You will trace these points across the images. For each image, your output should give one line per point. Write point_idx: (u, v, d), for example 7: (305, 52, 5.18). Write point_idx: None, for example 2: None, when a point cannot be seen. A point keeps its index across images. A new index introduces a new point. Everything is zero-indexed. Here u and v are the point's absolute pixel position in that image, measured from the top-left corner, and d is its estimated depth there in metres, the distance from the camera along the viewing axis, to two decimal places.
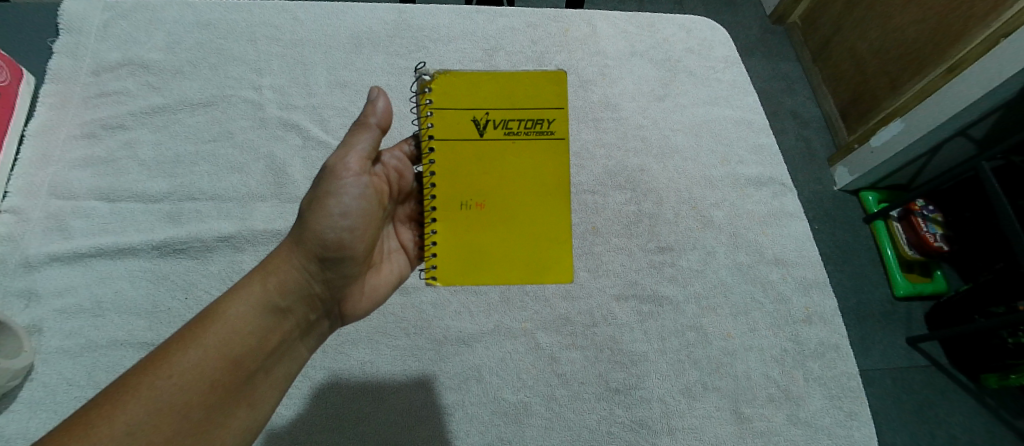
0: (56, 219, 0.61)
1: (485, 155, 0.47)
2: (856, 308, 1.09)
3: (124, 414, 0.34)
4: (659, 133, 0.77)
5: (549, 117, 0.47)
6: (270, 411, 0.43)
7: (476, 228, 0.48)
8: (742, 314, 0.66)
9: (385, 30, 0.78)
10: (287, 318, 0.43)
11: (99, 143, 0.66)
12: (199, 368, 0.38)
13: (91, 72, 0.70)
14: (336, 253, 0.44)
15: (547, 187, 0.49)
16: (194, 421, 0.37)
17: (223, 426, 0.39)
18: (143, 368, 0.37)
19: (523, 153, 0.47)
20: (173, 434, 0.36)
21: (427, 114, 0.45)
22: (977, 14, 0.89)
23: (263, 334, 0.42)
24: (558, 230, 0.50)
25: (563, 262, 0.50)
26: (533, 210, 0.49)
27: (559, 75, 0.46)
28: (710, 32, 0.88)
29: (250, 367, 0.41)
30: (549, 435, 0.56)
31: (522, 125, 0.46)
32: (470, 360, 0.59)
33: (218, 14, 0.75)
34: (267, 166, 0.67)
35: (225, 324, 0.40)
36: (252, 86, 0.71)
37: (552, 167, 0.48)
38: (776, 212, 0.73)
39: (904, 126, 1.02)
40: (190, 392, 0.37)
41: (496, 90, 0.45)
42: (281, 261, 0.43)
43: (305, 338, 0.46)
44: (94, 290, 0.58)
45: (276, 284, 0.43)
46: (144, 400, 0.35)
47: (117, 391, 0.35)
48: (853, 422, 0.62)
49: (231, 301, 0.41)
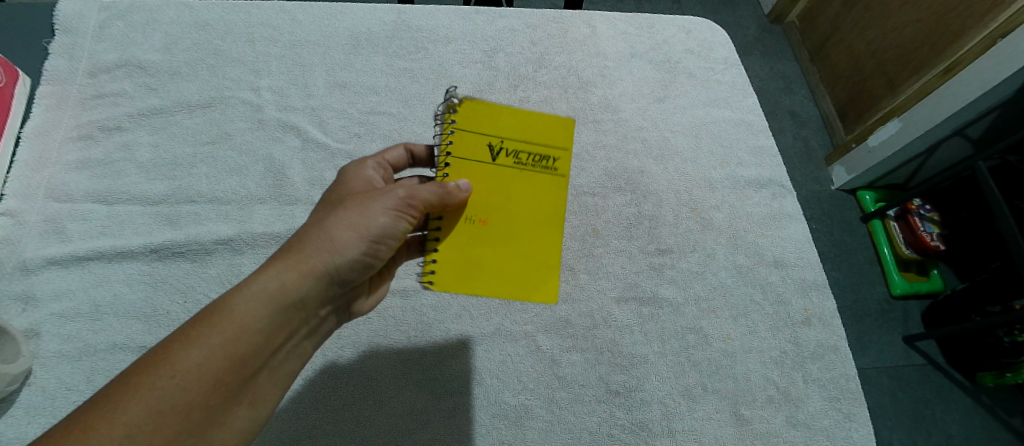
0: (53, 222, 0.60)
1: (493, 178, 0.48)
2: (853, 308, 1.09)
3: (124, 415, 0.32)
4: (659, 135, 0.77)
5: (554, 156, 0.50)
6: (270, 410, 0.42)
7: (476, 242, 0.48)
8: (741, 316, 0.66)
9: (384, 31, 0.78)
10: (297, 316, 0.41)
11: (96, 145, 0.65)
12: (205, 368, 0.35)
13: (88, 73, 0.70)
14: (364, 259, 0.44)
15: (544, 215, 0.50)
16: (196, 422, 0.35)
17: (223, 425, 0.37)
18: (143, 365, 0.34)
19: (529, 183, 0.49)
20: (174, 435, 0.34)
21: (449, 132, 0.48)
22: (976, 14, 0.89)
23: (273, 333, 0.39)
24: (548, 257, 0.50)
25: (549, 286, 0.50)
26: (530, 234, 0.50)
27: (568, 122, 0.50)
28: (710, 33, 0.88)
29: (256, 365, 0.39)
30: (550, 438, 0.56)
31: (531, 159, 0.49)
32: (471, 363, 0.59)
33: (217, 15, 0.75)
34: (266, 168, 0.66)
35: (237, 322, 0.37)
36: (250, 88, 0.71)
37: (550, 200, 0.50)
38: (775, 214, 0.74)
39: (902, 125, 1.03)
40: (196, 393, 0.35)
41: (515, 125, 0.48)
42: (305, 259, 0.40)
43: (310, 336, 0.45)
44: (92, 293, 0.57)
45: (293, 282, 0.40)
46: (146, 400, 0.33)
47: (118, 390, 0.33)
48: (852, 423, 0.62)
49: (244, 296, 0.38)
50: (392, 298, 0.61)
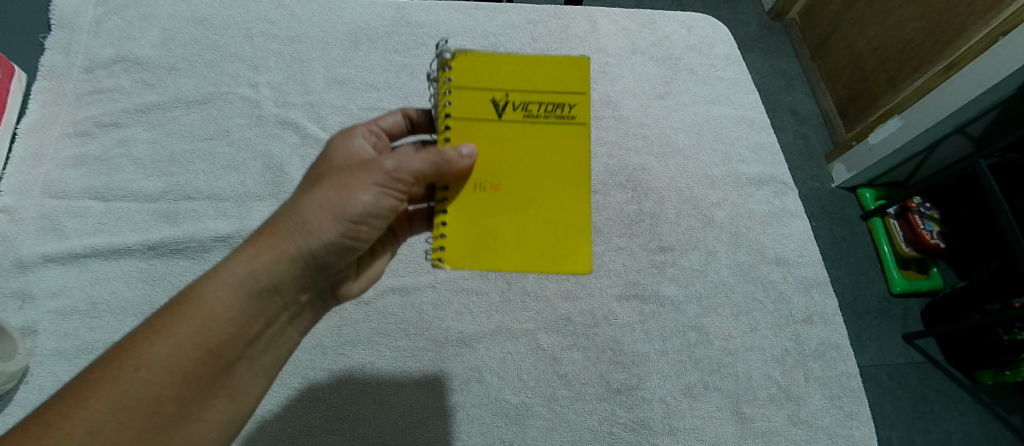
0: (50, 218, 0.60)
1: (502, 136, 0.45)
2: (852, 306, 1.09)
3: (86, 413, 0.33)
4: (660, 132, 0.76)
5: (568, 103, 0.47)
6: (254, 398, 0.42)
7: (490, 211, 0.45)
8: (743, 314, 0.65)
9: (383, 26, 0.77)
10: (273, 303, 0.41)
11: (93, 141, 0.65)
12: (173, 360, 0.36)
13: (84, 69, 0.69)
14: (345, 242, 0.42)
15: (564, 173, 0.47)
16: (167, 415, 0.36)
17: (199, 417, 0.38)
18: (111, 358, 0.35)
19: (543, 136, 0.46)
20: (142, 429, 0.35)
21: (445, 92, 0.45)
22: (977, 12, 0.88)
23: (246, 321, 0.39)
24: (575, 218, 0.47)
25: (582, 252, 0.47)
26: (551, 195, 0.47)
27: (581, 62, 0.47)
28: (711, 29, 0.87)
29: (230, 355, 0.39)
30: (550, 436, 0.56)
31: (542, 108, 0.46)
32: (471, 361, 0.58)
33: (214, 10, 0.74)
34: (264, 164, 0.66)
35: (205, 311, 0.37)
36: (248, 84, 0.70)
37: (568, 152, 0.47)
38: (777, 211, 0.73)
39: (902, 123, 1.02)
40: (162, 386, 0.35)
41: (517, 74, 0.46)
42: (276, 244, 0.39)
43: (295, 321, 0.45)
44: (89, 291, 0.57)
45: (264, 268, 0.39)
46: (112, 396, 0.34)
47: (87, 384, 0.34)
48: (853, 421, 0.62)
49: (212, 284, 0.38)
50: (392, 296, 0.61)
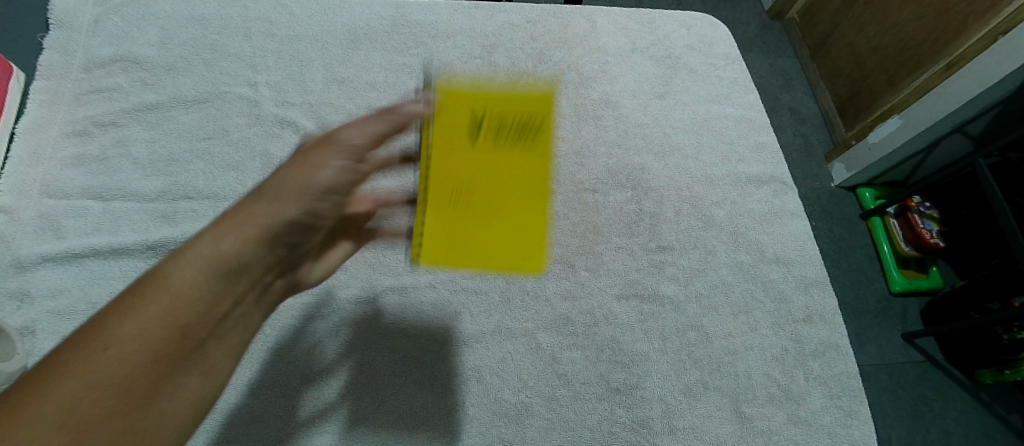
0: (48, 218, 0.59)
1: (454, 146, 0.42)
2: (852, 305, 1.09)
3: (45, 409, 0.25)
4: (660, 131, 0.76)
5: (529, 114, 0.41)
6: (224, 387, 0.36)
7: (446, 219, 0.41)
8: (742, 314, 0.65)
9: (383, 26, 0.77)
10: (241, 284, 0.36)
11: (91, 141, 0.65)
12: (143, 342, 0.30)
13: (82, 69, 0.69)
14: (310, 220, 0.40)
15: (522, 186, 0.42)
16: (131, 410, 0.29)
17: (163, 416, 0.31)
18: (65, 347, 0.28)
19: (498, 146, 0.42)
20: (101, 433, 0.27)
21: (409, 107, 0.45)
22: (976, 11, 0.88)
23: (216, 303, 0.34)
24: (531, 234, 0.42)
25: (533, 261, 0.42)
26: (508, 208, 0.41)
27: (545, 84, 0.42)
28: (711, 29, 0.87)
29: (203, 335, 0.33)
30: (551, 436, 0.56)
31: (498, 120, 0.42)
32: (471, 360, 0.58)
33: (212, 9, 0.74)
34: (263, 164, 0.66)
35: (171, 288, 0.32)
36: (247, 83, 0.70)
37: (525, 165, 0.42)
38: (776, 211, 0.73)
39: (903, 122, 1.02)
40: (128, 373, 0.29)
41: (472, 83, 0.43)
42: (247, 211, 0.36)
43: (265, 307, 0.40)
44: (87, 291, 0.57)
45: (232, 238, 0.34)
46: (69, 387, 0.27)
47: (33, 384, 0.26)
48: (853, 421, 0.62)
49: (173, 261, 0.33)
50: (392, 296, 0.61)
